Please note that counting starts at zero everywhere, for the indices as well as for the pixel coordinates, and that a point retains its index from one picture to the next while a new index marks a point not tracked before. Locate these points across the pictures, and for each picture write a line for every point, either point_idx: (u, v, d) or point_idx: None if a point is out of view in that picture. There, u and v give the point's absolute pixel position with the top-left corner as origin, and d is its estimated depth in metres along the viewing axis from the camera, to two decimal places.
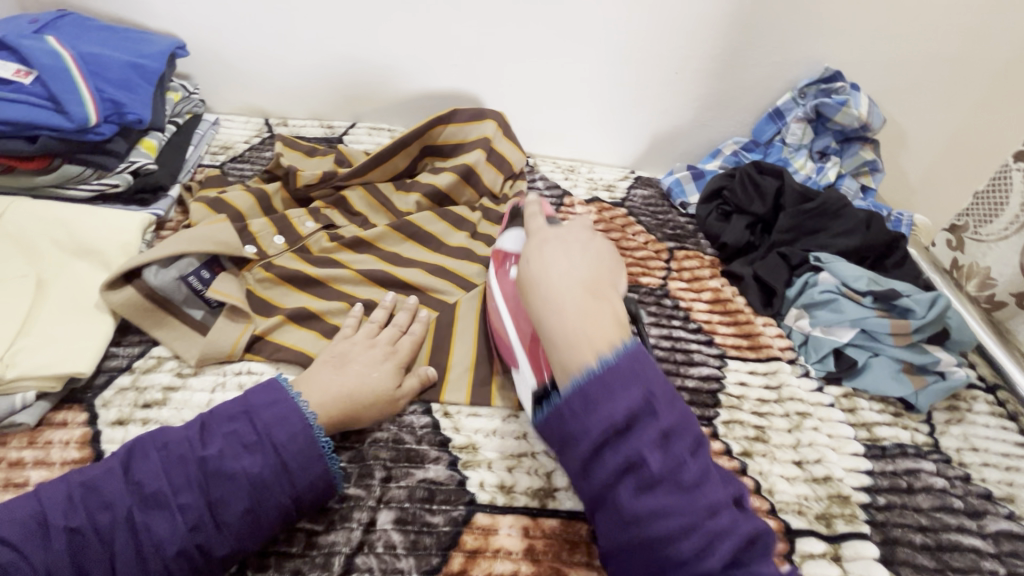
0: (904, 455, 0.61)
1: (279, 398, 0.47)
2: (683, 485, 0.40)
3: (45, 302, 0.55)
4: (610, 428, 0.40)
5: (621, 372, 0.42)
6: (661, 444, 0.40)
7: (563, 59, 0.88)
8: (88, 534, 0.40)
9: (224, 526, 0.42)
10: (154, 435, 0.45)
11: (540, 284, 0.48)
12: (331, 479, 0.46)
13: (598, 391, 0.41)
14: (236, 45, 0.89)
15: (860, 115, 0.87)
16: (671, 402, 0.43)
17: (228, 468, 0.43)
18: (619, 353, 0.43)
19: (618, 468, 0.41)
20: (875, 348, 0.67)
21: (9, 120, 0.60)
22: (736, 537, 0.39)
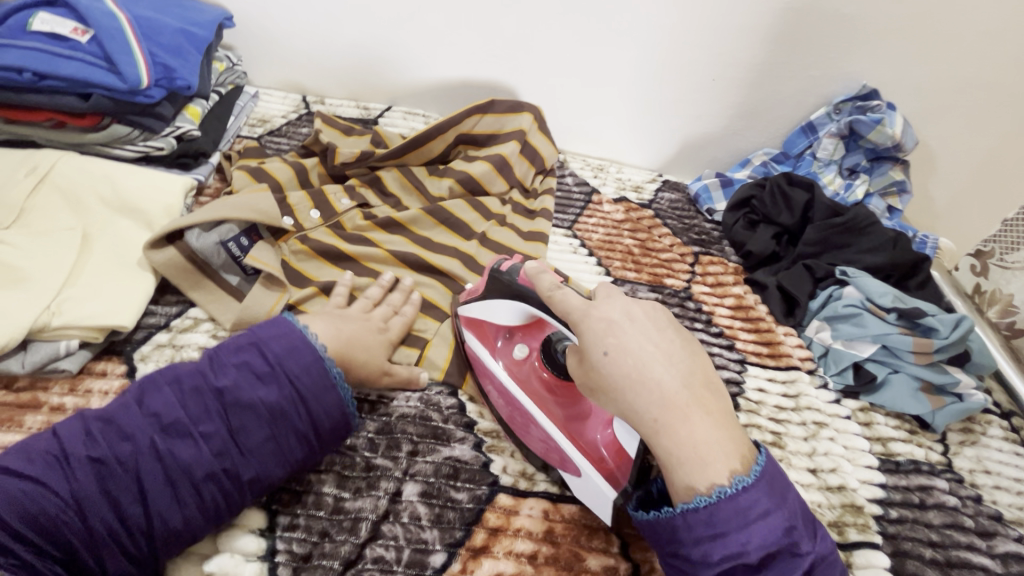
0: (917, 471, 0.61)
1: (286, 331, 0.48)
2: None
3: (91, 256, 0.56)
4: (736, 559, 0.36)
5: (759, 499, 0.37)
6: (798, 569, 0.36)
7: (602, 57, 0.89)
8: (108, 465, 0.40)
9: (249, 451, 0.43)
10: (163, 371, 0.45)
11: (642, 386, 0.40)
12: (347, 409, 0.48)
13: (728, 517, 0.37)
14: (281, 20, 0.90)
15: (894, 134, 0.87)
16: (794, 507, 0.39)
17: (247, 397, 0.44)
18: (755, 477, 0.38)
19: None
20: (894, 365, 0.67)
21: (65, 76, 0.61)
22: None
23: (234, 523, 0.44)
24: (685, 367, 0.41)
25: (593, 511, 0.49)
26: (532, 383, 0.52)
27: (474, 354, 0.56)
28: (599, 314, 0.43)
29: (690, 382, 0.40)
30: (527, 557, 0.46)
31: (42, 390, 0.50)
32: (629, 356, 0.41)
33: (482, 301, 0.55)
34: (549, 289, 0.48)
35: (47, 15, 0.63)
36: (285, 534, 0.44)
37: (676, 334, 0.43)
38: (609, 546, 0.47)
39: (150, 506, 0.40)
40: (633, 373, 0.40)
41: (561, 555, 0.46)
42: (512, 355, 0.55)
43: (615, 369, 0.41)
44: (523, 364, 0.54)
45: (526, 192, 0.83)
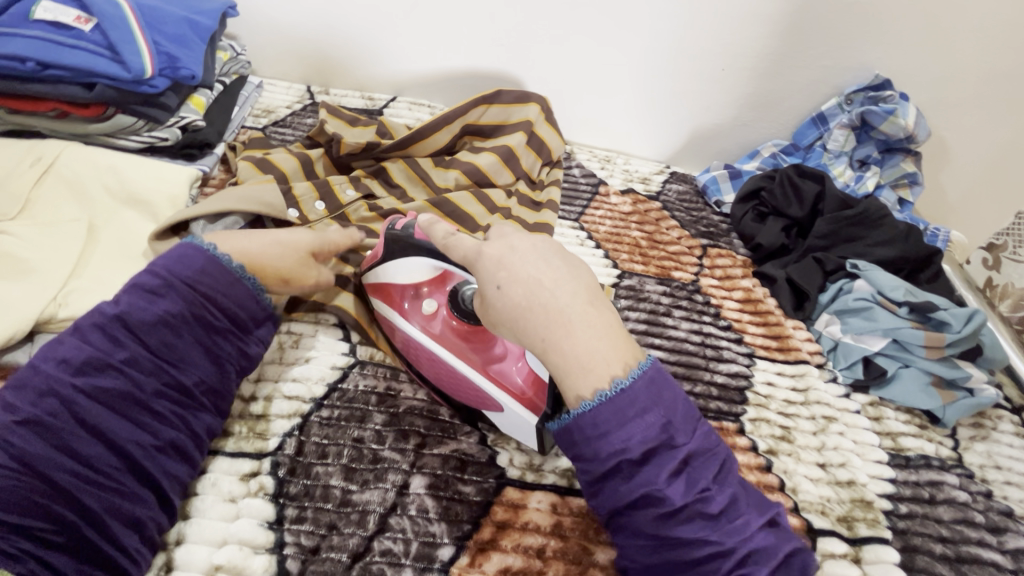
0: (928, 466, 0.61)
1: (163, 246, 0.48)
2: (710, 513, 0.38)
3: (96, 247, 0.56)
4: (622, 457, 0.38)
5: (638, 400, 0.38)
6: (679, 471, 0.38)
7: (610, 46, 0.88)
8: (42, 422, 0.40)
9: (182, 360, 0.45)
10: (60, 326, 0.44)
11: (530, 309, 0.40)
12: (263, 298, 0.50)
13: (610, 417, 0.38)
14: (286, 9, 0.89)
15: (907, 125, 0.85)
16: (692, 427, 0.40)
17: (148, 314, 0.44)
18: (636, 376, 0.39)
19: (636, 499, 0.38)
20: (905, 360, 0.67)
21: (69, 65, 0.60)
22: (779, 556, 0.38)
23: (241, 515, 0.44)
24: (576, 277, 0.41)
25: None
26: (447, 336, 0.52)
27: (389, 320, 0.55)
28: (494, 250, 0.43)
29: (587, 288, 0.41)
30: (535, 552, 0.46)
31: None
32: (521, 283, 0.41)
33: (387, 264, 0.54)
34: (444, 238, 0.47)
35: (51, 4, 0.62)
36: (293, 527, 0.44)
37: (565, 259, 0.43)
38: None
39: (112, 440, 0.41)
40: (526, 293, 0.40)
41: (569, 548, 0.46)
42: (424, 313, 0.53)
43: (510, 297, 0.41)
44: (433, 322, 0.53)
45: (532, 184, 0.82)
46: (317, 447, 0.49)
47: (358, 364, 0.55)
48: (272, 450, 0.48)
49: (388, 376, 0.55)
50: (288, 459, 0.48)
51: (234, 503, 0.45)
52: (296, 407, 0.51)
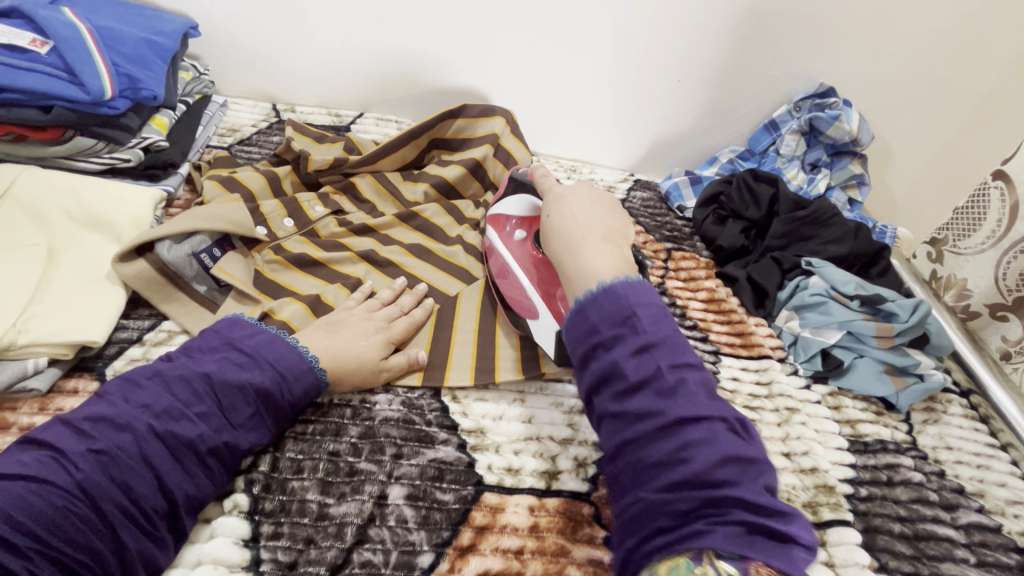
0: (884, 450, 0.64)
1: (256, 330, 0.51)
2: (665, 391, 0.43)
3: (57, 271, 0.55)
4: (595, 341, 0.46)
5: (613, 292, 0.47)
6: (635, 354, 0.44)
7: (571, 59, 0.91)
8: (110, 455, 0.40)
9: (241, 426, 0.46)
10: (137, 372, 0.46)
11: (560, 231, 0.55)
12: (320, 383, 0.51)
13: (591, 307, 0.48)
14: (249, 28, 0.89)
15: (851, 130, 0.91)
16: (657, 325, 0.46)
17: (233, 378, 0.46)
18: (615, 280, 0.48)
19: (600, 374, 0.45)
20: (860, 350, 0.70)
21: (24, 88, 0.59)
22: (716, 448, 0.40)
23: (215, 534, 0.44)
24: (606, 222, 0.56)
25: (577, 503, 0.50)
26: (524, 259, 0.62)
27: (489, 238, 0.67)
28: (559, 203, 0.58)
29: (607, 232, 0.55)
30: (513, 553, 0.46)
31: (10, 411, 0.48)
32: (557, 216, 0.57)
33: (502, 198, 0.67)
34: (546, 182, 0.61)
35: (3, 27, 0.61)
36: (269, 544, 0.43)
37: (609, 236, 0.54)
38: (594, 537, 0.48)
39: (164, 482, 0.41)
40: (557, 224, 0.56)
41: (546, 548, 0.47)
42: (517, 237, 0.64)
43: (547, 223, 0.57)
44: (519, 243, 0.64)
45: None
46: (292, 463, 0.48)
47: None
48: (246, 467, 0.48)
49: (354, 390, 0.54)
50: (263, 476, 0.47)
51: (208, 524, 0.44)
52: None
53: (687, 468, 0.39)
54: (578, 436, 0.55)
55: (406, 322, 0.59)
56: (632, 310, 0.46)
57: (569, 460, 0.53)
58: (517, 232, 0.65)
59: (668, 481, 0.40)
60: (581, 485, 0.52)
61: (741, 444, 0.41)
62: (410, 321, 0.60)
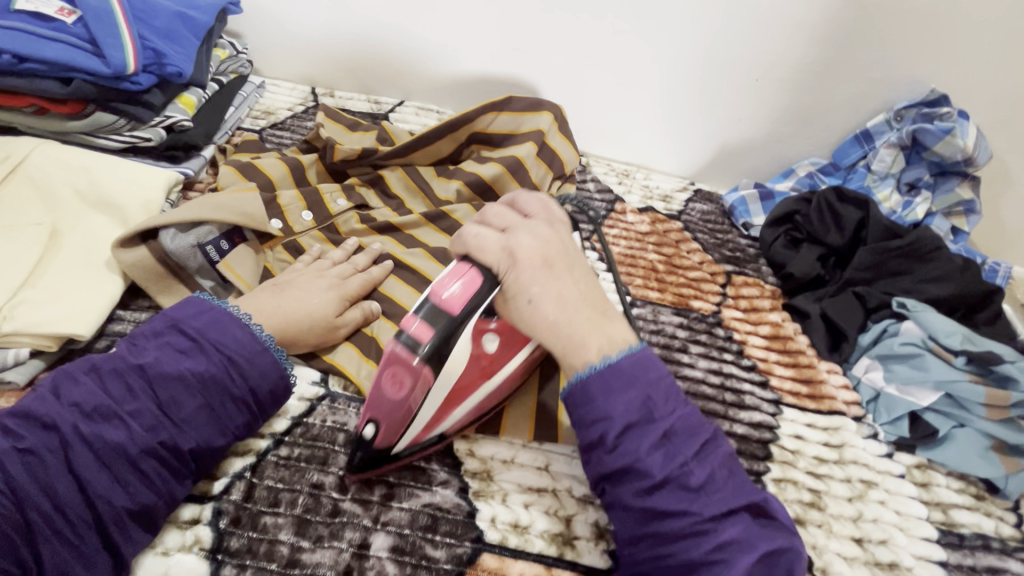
0: (986, 548, 0.52)
1: (204, 308, 0.45)
2: (690, 487, 0.38)
3: (56, 254, 0.52)
4: (613, 446, 0.40)
5: (621, 373, 0.40)
6: (661, 444, 0.39)
7: (633, 50, 0.81)
8: (37, 455, 0.36)
9: (184, 422, 0.40)
10: (76, 363, 0.41)
11: (554, 328, 0.42)
12: (282, 367, 0.45)
13: (611, 406, 0.40)
14: (291, 7, 0.85)
15: (966, 147, 0.76)
16: (675, 406, 0.41)
17: (171, 369, 0.41)
18: (625, 353, 0.41)
19: (617, 469, 0.39)
20: (960, 418, 0.58)
21: (46, 58, 0.57)
22: (755, 552, 0.36)
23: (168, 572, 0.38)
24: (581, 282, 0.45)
25: None
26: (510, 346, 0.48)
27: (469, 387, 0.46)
28: (520, 249, 0.43)
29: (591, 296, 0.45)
30: None
31: None
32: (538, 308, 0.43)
33: (427, 410, 0.44)
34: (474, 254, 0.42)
35: None
36: None
37: (565, 268, 0.45)
38: None
39: (89, 489, 0.37)
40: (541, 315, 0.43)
41: None
42: (482, 347, 0.46)
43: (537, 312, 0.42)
44: (496, 362, 0.47)
45: None
46: (269, 494, 0.43)
47: (328, 397, 0.50)
48: (217, 493, 0.42)
49: (352, 412, 0.49)
50: (233, 506, 0.42)
51: (164, 557, 0.39)
52: (250, 443, 0.45)
53: (724, 573, 0.36)
54: None
55: (360, 278, 0.56)
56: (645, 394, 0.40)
57: (587, 525, 0.45)
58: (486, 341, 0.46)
59: None
60: (600, 558, 0.43)
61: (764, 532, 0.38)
62: (364, 277, 0.57)
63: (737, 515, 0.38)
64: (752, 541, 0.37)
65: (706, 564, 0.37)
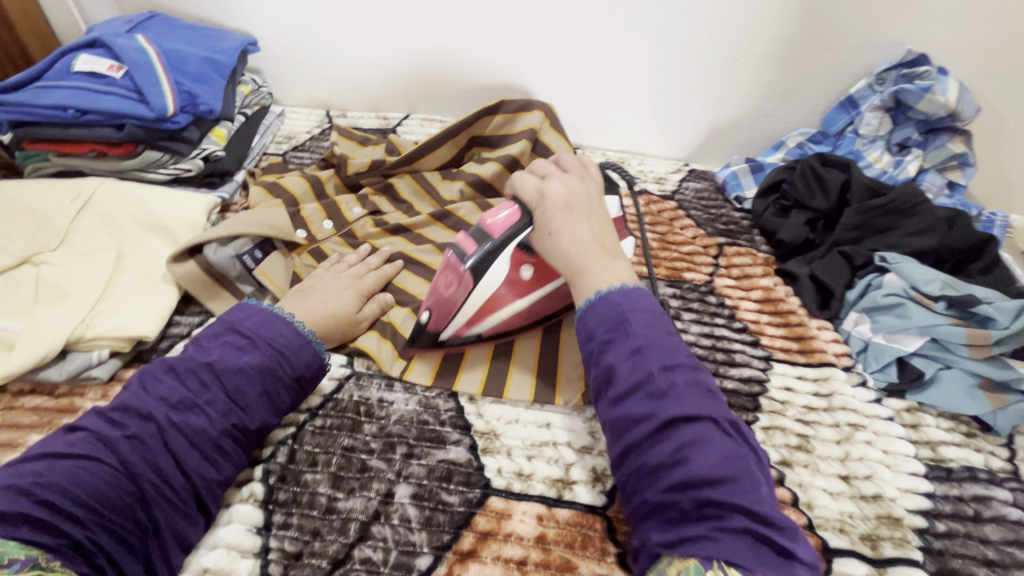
0: (973, 479, 0.55)
1: (253, 310, 0.53)
2: (655, 394, 0.43)
3: (123, 272, 0.61)
4: (603, 368, 0.46)
5: (608, 300, 0.48)
6: (633, 355, 0.45)
7: (614, 46, 0.86)
8: (141, 440, 0.44)
9: (249, 407, 0.48)
10: (154, 365, 0.49)
11: (568, 256, 0.51)
12: (320, 355, 0.53)
13: (594, 322, 0.48)
14: (303, 41, 0.94)
15: (948, 102, 0.78)
16: (652, 330, 0.46)
17: (234, 364, 0.48)
18: (617, 287, 0.49)
19: (600, 378, 0.46)
20: (946, 360, 0.60)
21: (102, 110, 0.67)
22: (713, 451, 0.40)
23: (231, 520, 0.47)
24: (592, 231, 0.53)
25: (590, 517, 0.48)
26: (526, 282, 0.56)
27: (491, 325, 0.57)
28: (550, 192, 0.54)
29: (606, 244, 0.53)
30: (515, 563, 0.45)
31: (79, 396, 0.54)
32: (566, 233, 0.52)
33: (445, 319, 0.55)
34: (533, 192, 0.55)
35: (88, 56, 0.70)
36: (279, 532, 0.46)
37: (586, 214, 0.54)
38: (604, 555, 0.46)
39: (185, 466, 0.44)
40: (560, 238, 0.52)
41: (551, 562, 0.45)
42: (518, 273, 0.55)
43: (557, 240, 0.52)
44: (525, 286, 0.56)
45: None
46: (308, 455, 0.50)
47: (354, 375, 0.57)
48: (265, 457, 0.50)
49: (375, 387, 0.56)
50: (279, 467, 0.50)
51: (228, 509, 0.47)
52: (290, 417, 0.53)
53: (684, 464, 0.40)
54: (597, 445, 0.53)
55: (374, 275, 0.64)
56: (625, 319, 0.47)
57: (585, 471, 0.51)
58: (524, 269, 0.55)
59: (667, 484, 0.40)
60: (596, 499, 0.49)
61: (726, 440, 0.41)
62: (378, 274, 0.64)
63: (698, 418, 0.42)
64: (714, 450, 0.40)
65: (671, 465, 0.40)
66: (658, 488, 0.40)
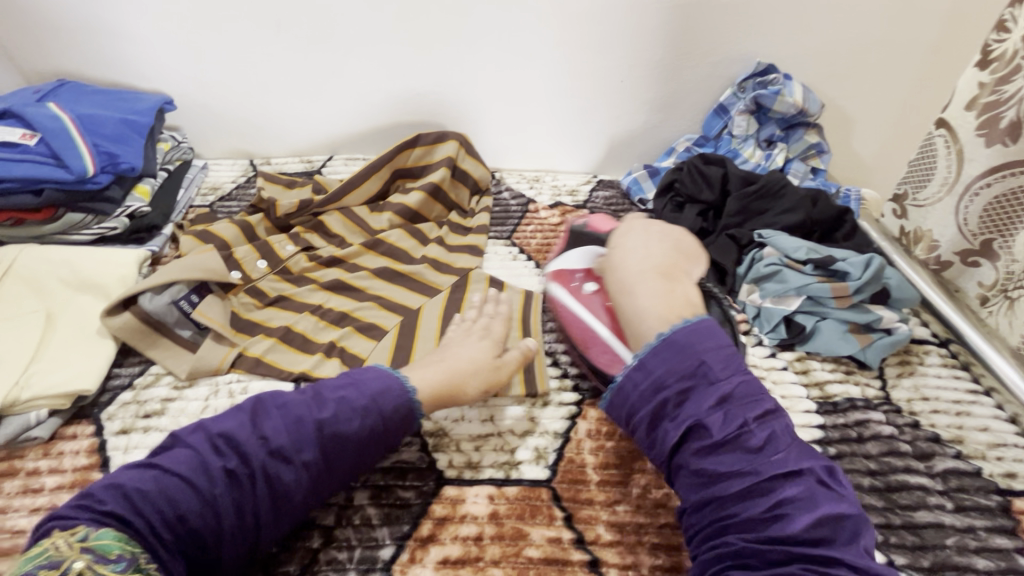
0: (854, 408, 0.64)
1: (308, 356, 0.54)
2: (750, 447, 0.45)
3: (55, 332, 0.62)
4: (686, 421, 0.47)
5: (675, 344, 0.50)
6: (718, 407, 0.47)
7: (516, 78, 0.95)
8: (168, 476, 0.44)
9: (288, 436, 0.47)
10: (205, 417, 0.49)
11: (620, 276, 0.59)
12: (408, 393, 0.52)
13: (654, 364, 0.50)
14: (220, 97, 0.98)
15: (795, 102, 0.93)
16: (731, 374, 0.49)
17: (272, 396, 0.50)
18: (683, 325, 0.51)
19: (682, 432, 0.47)
20: (822, 313, 0.71)
21: (18, 176, 0.68)
22: (814, 505, 0.43)
23: None
24: (663, 258, 0.60)
25: (537, 490, 0.53)
26: (599, 311, 0.62)
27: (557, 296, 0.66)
28: (623, 227, 0.66)
29: (665, 268, 0.59)
30: (472, 539, 0.49)
31: (18, 458, 0.55)
32: (619, 252, 0.62)
33: (562, 254, 0.69)
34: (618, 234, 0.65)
35: None
36: None
37: (658, 244, 0.63)
38: (552, 519, 0.51)
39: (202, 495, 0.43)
40: (620, 258, 0.61)
41: (505, 532, 0.50)
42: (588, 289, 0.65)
43: (610, 258, 0.62)
44: (587, 299, 0.63)
45: (464, 213, 0.89)
46: None
47: None
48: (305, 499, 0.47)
49: None
50: None
51: None
52: None
53: (785, 527, 0.42)
54: (539, 428, 0.58)
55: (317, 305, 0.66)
56: (700, 362, 0.49)
57: (529, 451, 0.56)
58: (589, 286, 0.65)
59: (764, 536, 0.42)
60: (541, 472, 0.54)
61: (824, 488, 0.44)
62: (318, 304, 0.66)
63: (800, 476, 0.44)
64: (813, 506, 0.43)
65: (769, 517, 0.43)
66: (750, 536, 0.43)
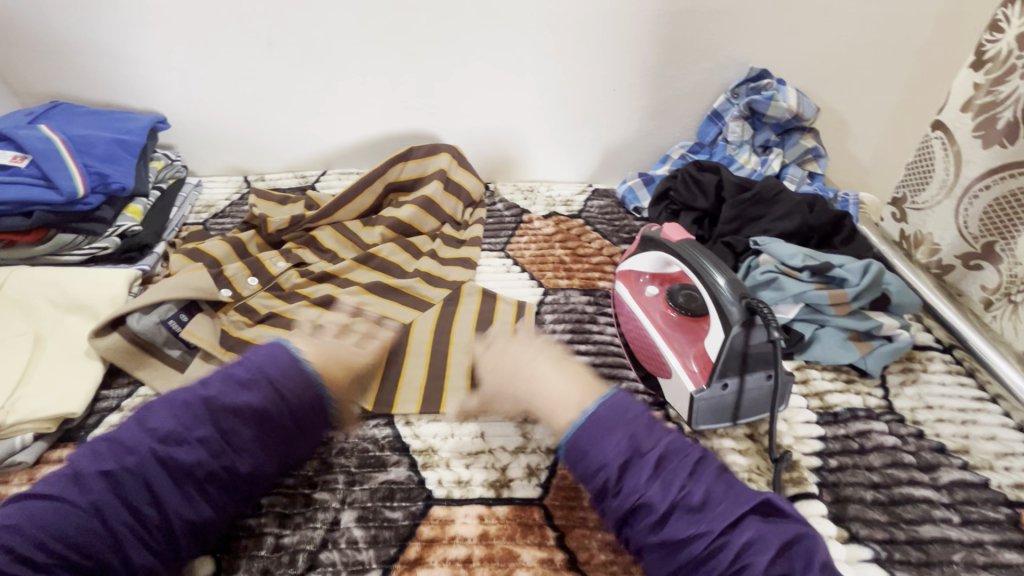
0: (855, 418, 0.63)
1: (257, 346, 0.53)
2: (694, 507, 0.44)
3: (43, 354, 0.61)
4: (636, 500, 0.45)
5: (602, 419, 0.49)
6: (655, 475, 0.46)
7: (507, 89, 0.95)
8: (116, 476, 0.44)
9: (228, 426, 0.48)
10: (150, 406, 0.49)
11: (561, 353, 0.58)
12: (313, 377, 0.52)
13: (587, 441, 0.49)
14: (214, 114, 0.98)
15: (789, 107, 0.92)
16: (659, 438, 0.48)
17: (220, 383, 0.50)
18: (599, 402, 0.50)
19: (630, 510, 0.46)
20: (820, 320, 0.70)
21: (9, 199, 0.68)
22: (767, 544, 0.42)
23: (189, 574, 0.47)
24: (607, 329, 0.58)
25: (528, 509, 0.52)
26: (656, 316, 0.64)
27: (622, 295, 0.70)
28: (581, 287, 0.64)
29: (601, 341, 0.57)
30: (461, 561, 0.48)
31: (2, 484, 0.54)
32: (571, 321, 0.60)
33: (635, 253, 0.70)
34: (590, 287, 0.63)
35: None
36: None
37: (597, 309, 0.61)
38: (544, 539, 0.49)
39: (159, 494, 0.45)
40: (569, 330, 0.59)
41: (495, 554, 0.48)
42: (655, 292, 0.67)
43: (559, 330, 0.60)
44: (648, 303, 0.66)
45: (457, 225, 0.89)
46: None
47: None
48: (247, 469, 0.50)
49: None
50: None
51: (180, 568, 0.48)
52: None
53: None
54: (530, 444, 0.57)
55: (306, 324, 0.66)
56: (634, 431, 0.48)
57: (520, 468, 0.55)
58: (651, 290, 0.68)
59: None
60: (532, 491, 0.53)
61: (768, 526, 0.44)
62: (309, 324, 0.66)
63: (747, 521, 0.44)
64: (767, 550, 0.42)
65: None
66: None
